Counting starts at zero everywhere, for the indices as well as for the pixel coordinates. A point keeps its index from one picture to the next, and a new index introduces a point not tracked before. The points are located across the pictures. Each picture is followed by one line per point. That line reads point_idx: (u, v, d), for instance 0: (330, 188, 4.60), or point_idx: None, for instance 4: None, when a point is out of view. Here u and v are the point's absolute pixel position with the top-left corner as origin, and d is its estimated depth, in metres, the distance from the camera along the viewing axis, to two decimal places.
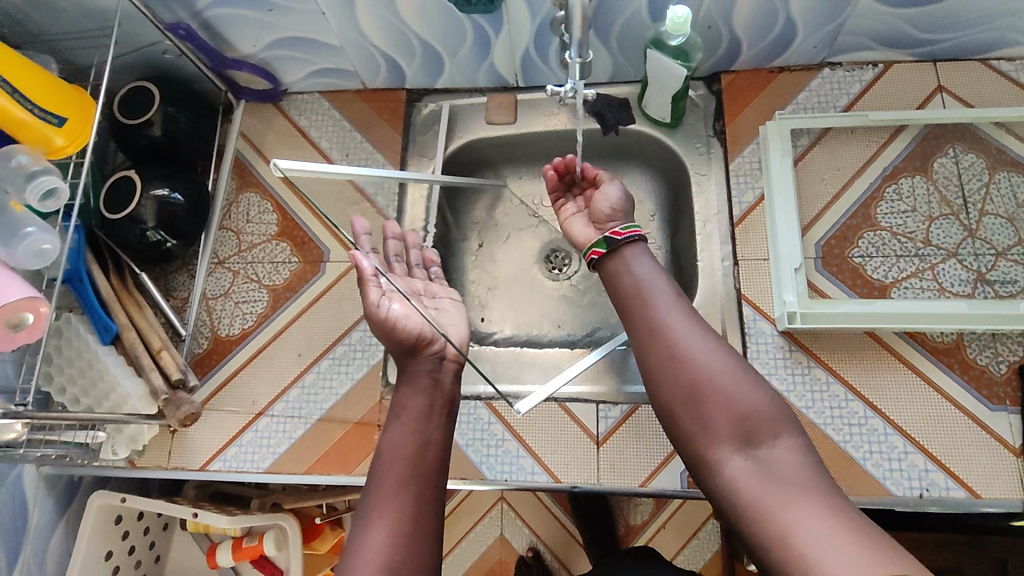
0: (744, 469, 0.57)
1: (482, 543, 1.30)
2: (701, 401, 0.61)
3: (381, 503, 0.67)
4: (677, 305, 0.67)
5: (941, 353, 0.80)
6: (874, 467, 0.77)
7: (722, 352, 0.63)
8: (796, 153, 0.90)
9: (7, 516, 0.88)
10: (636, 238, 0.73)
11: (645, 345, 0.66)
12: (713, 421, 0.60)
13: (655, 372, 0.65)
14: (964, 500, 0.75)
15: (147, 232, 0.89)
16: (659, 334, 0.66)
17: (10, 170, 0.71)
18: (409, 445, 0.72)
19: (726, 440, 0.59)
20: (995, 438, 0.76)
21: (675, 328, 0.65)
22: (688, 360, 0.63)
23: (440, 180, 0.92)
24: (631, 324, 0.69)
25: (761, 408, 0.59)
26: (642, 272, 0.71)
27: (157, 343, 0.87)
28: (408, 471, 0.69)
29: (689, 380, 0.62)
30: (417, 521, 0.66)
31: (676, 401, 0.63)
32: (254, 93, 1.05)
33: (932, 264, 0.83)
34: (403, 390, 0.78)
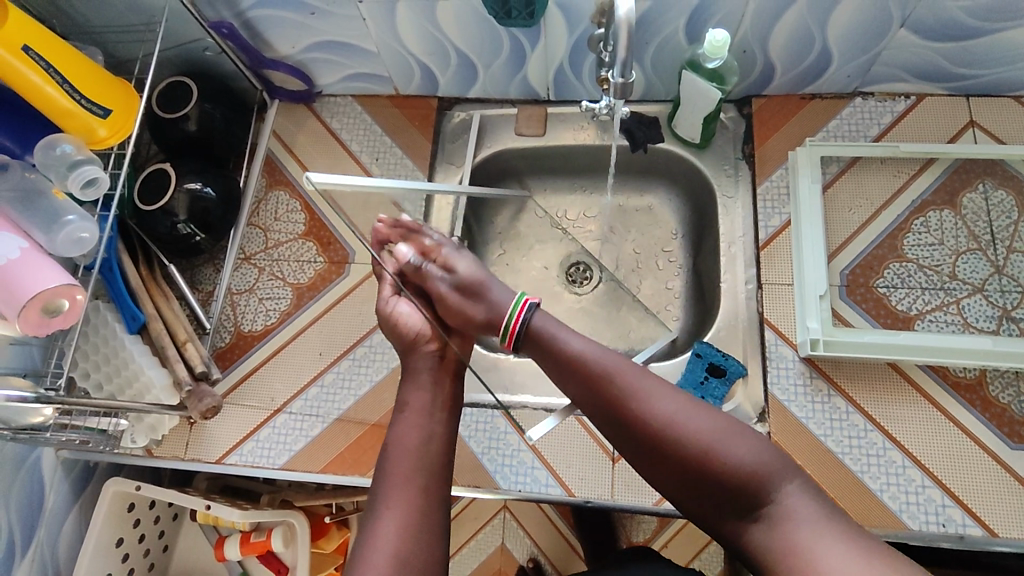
0: (761, 529, 0.59)
1: (483, 551, 1.30)
2: (694, 478, 0.62)
3: (389, 495, 0.67)
4: (639, 376, 0.66)
5: (962, 388, 0.80)
6: (891, 499, 0.77)
7: (698, 416, 0.63)
8: (825, 181, 0.90)
9: (25, 497, 0.89)
10: (527, 317, 0.74)
11: (620, 428, 0.66)
12: (714, 496, 0.61)
13: (643, 448, 0.64)
14: (982, 538, 0.74)
15: (178, 224, 0.90)
16: (629, 418, 0.64)
17: (55, 158, 0.72)
18: (414, 437, 0.72)
19: (729, 508, 0.61)
20: (1014, 477, 0.76)
21: (645, 409, 0.64)
22: (667, 442, 0.62)
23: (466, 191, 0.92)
24: (598, 406, 0.68)
25: (751, 467, 0.60)
26: (579, 349, 0.70)
27: (183, 334, 0.89)
28: (415, 462, 0.70)
29: (676, 460, 0.62)
30: (424, 513, 0.66)
31: (670, 476, 0.63)
32: (288, 93, 1.06)
33: (958, 298, 0.83)
34: (406, 388, 0.77)
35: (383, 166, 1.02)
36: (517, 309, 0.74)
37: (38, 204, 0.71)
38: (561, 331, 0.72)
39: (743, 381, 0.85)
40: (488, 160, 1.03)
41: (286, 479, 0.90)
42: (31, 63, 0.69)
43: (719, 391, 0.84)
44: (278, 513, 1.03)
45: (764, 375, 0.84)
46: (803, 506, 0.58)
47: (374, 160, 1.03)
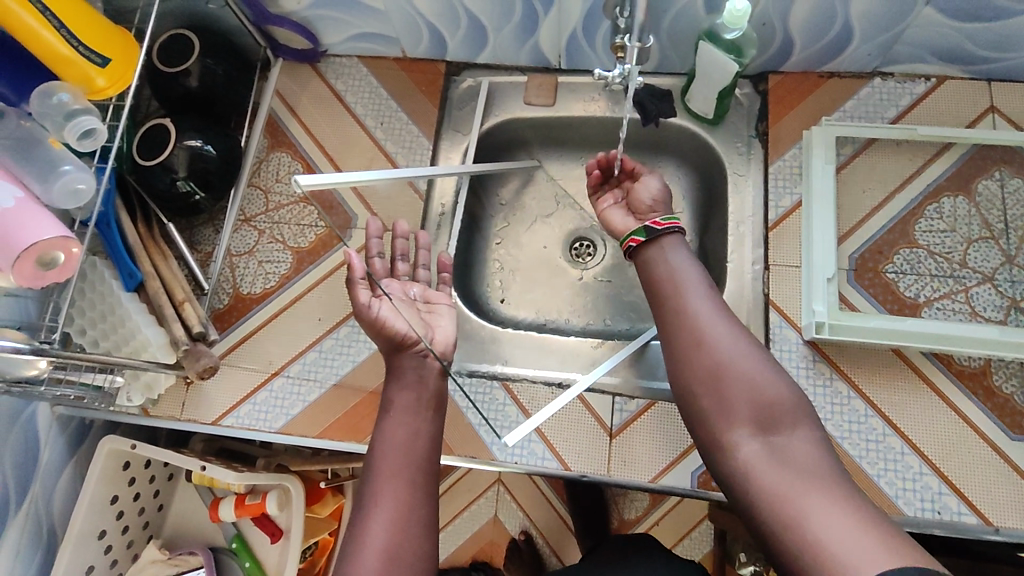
0: (758, 450, 0.61)
1: (477, 522, 1.31)
2: (722, 388, 0.65)
3: (377, 491, 0.67)
4: (708, 294, 0.72)
5: (966, 377, 0.79)
6: (888, 485, 0.77)
7: (746, 344, 0.67)
8: (839, 161, 0.88)
9: (21, 449, 0.89)
10: (674, 229, 0.78)
11: (671, 333, 0.71)
12: (733, 407, 0.64)
13: (681, 352, 0.69)
14: (976, 527, 0.74)
15: (178, 181, 0.89)
16: (687, 321, 0.70)
17: (51, 106, 0.70)
18: (402, 435, 0.72)
19: (742, 422, 0.63)
20: (1012, 468, 0.76)
21: (703, 316, 0.69)
22: (711, 346, 0.67)
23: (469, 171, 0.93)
24: (660, 306, 0.73)
25: (782, 396, 0.64)
26: (677, 261, 0.75)
27: (180, 294, 0.87)
28: (403, 461, 0.70)
29: (716, 367, 0.66)
30: (414, 508, 0.67)
31: (697, 381, 0.67)
32: (293, 52, 1.03)
33: (967, 287, 0.82)
34: (391, 387, 0.77)
35: (387, 131, 1.00)
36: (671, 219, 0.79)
37: (35, 153, 0.69)
38: (679, 251, 0.76)
39: None
40: (496, 129, 1.02)
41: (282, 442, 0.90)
42: (27, 5, 0.66)
43: None
44: (275, 477, 1.04)
45: None
46: (809, 448, 0.61)
47: (379, 124, 1.01)
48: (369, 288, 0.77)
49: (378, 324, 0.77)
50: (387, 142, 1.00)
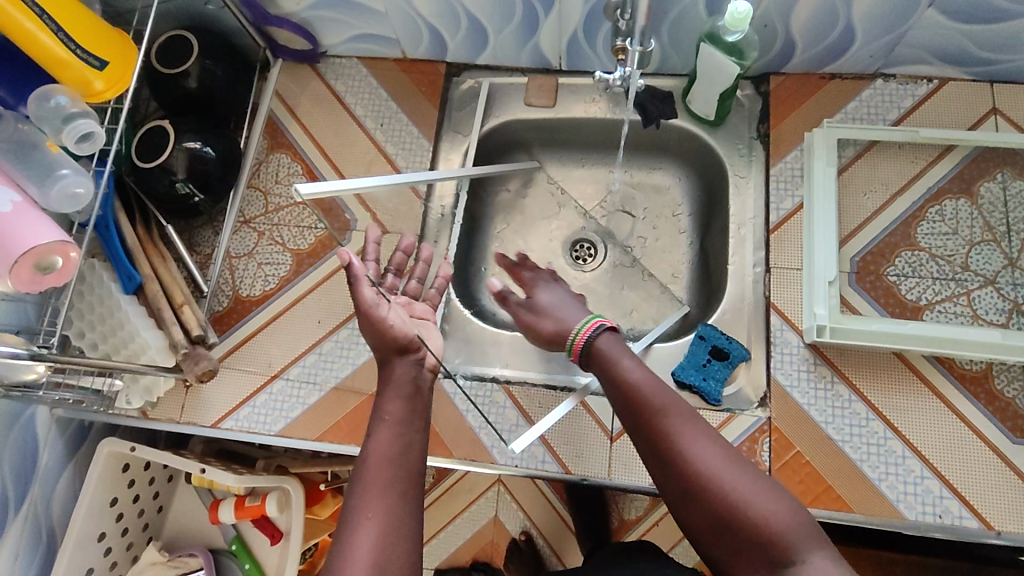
0: None
1: (477, 522, 1.32)
2: (728, 529, 0.60)
3: (365, 504, 0.65)
4: (674, 409, 0.67)
5: (968, 380, 0.79)
6: (889, 489, 0.77)
7: (732, 466, 0.63)
8: (841, 164, 0.88)
9: (20, 452, 0.89)
10: (590, 340, 0.76)
11: (658, 469, 0.66)
12: (744, 550, 0.59)
13: (676, 496, 0.64)
14: (977, 530, 0.74)
15: (177, 184, 0.89)
16: (668, 455, 0.65)
17: (48, 110, 0.69)
18: (391, 446, 0.69)
19: (758, 562, 0.59)
20: (1014, 472, 0.75)
21: (681, 443, 0.64)
22: (703, 483, 0.62)
23: (469, 175, 0.94)
24: (642, 441, 0.68)
25: (783, 521, 0.59)
26: (633, 375, 0.71)
27: (180, 298, 0.87)
28: (393, 472, 0.67)
29: (712, 508, 0.61)
30: (403, 519, 0.65)
31: (700, 526, 0.62)
32: (292, 53, 1.03)
33: (969, 290, 0.81)
34: (386, 394, 0.74)
35: (387, 132, 1.00)
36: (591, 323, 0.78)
37: (31, 157, 0.68)
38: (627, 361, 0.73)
39: (745, 365, 0.84)
40: (496, 130, 1.01)
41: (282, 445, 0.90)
42: (24, 8, 0.65)
43: (720, 374, 0.84)
44: (275, 479, 1.04)
45: (768, 360, 0.83)
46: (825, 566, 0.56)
47: (378, 125, 1.00)
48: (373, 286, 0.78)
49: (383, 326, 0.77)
50: (387, 143, 0.99)
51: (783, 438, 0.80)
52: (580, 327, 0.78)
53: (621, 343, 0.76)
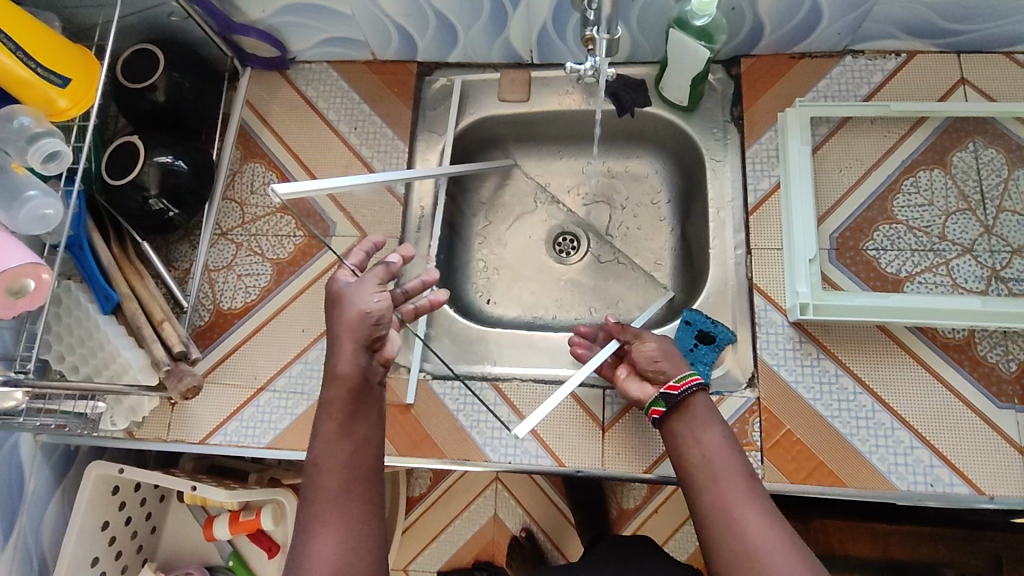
0: None
1: (477, 520, 1.31)
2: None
3: (317, 516, 0.64)
4: (748, 489, 0.67)
5: (951, 349, 0.80)
6: (879, 461, 0.77)
7: (798, 555, 0.61)
8: (816, 142, 0.88)
9: (5, 482, 0.88)
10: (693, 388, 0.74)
11: (713, 538, 0.65)
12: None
13: (725, 563, 0.63)
14: (968, 496, 0.75)
15: (150, 200, 0.87)
16: (735, 525, 0.64)
17: (12, 132, 0.67)
18: (344, 455, 0.68)
19: None
20: (1000, 436, 0.76)
21: (748, 515, 0.64)
22: (767, 563, 0.60)
23: (445, 173, 0.93)
24: (700, 498, 0.68)
25: None
26: (710, 441, 0.72)
27: (159, 314, 0.84)
28: (344, 478, 0.66)
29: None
30: (359, 524, 0.64)
31: None
32: (261, 61, 1.02)
33: (947, 259, 0.82)
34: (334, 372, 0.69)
35: (362, 136, 0.99)
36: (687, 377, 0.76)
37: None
38: (706, 421, 0.73)
39: (732, 347, 0.85)
40: (471, 127, 1.01)
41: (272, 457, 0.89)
42: None
43: (708, 357, 0.84)
44: (267, 493, 1.04)
45: (754, 341, 0.84)
46: None
47: (352, 129, 0.99)
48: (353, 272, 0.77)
49: (353, 321, 0.70)
50: (362, 147, 0.98)
51: (773, 417, 0.80)
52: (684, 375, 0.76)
53: (711, 409, 0.74)
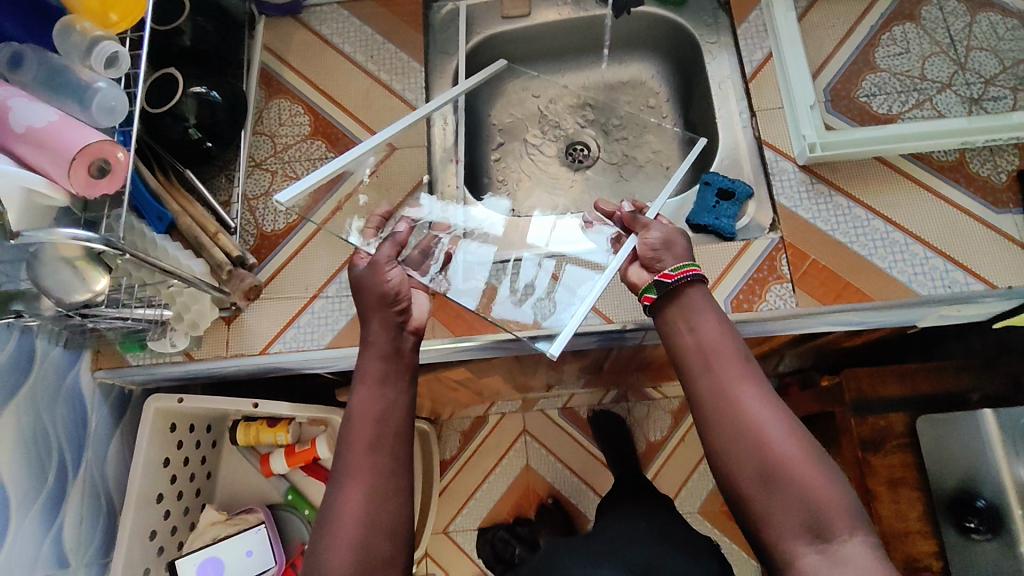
0: (816, 561, 0.66)
1: (511, 472, 1.77)
2: (775, 485, 0.69)
3: (350, 469, 0.72)
4: (747, 373, 0.75)
5: (947, 170, 0.88)
6: (900, 274, 0.84)
7: (791, 431, 0.71)
8: (799, 13, 0.97)
9: (69, 415, 0.89)
10: (685, 279, 0.80)
11: (717, 427, 0.74)
12: (783, 504, 0.68)
13: (729, 449, 0.73)
14: (983, 292, 0.82)
15: (189, 129, 0.90)
16: (732, 412, 0.73)
17: (75, 38, 0.71)
18: (376, 405, 0.75)
19: (797, 530, 0.67)
20: (1004, 237, 0.84)
21: (744, 401, 0.73)
22: (761, 442, 0.71)
23: (458, 94, 1.02)
24: (699, 390, 0.77)
25: (828, 494, 0.68)
26: (711, 333, 0.78)
27: (214, 227, 0.89)
28: (374, 432, 0.74)
29: (767, 465, 0.70)
30: (389, 474, 0.72)
31: (748, 480, 0.71)
32: (275, 6, 1.07)
33: (931, 96, 0.91)
34: (368, 349, 0.79)
35: (379, 62, 1.05)
36: (683, 268, 0.81)
37: (65, 78, 0.70)
38: (705, 311, 0.79)
39: (751, 199, 0.92)
40: (480, 46, 1.09)
41: (332, 359, 0.92)
42: None
43: (731, 211, 0.91)
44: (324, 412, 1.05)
45: (770, 189, 0.90)
46: (858, 555, 0.65)
47: (369, 58, 1.05)
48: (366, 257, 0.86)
49: (373, 303, 0.81)
50: (381, 73, 1.04)
51: (798, 251, 0.87)
52: (680, 265, 0.81)
53: (706, 297, 0.80)
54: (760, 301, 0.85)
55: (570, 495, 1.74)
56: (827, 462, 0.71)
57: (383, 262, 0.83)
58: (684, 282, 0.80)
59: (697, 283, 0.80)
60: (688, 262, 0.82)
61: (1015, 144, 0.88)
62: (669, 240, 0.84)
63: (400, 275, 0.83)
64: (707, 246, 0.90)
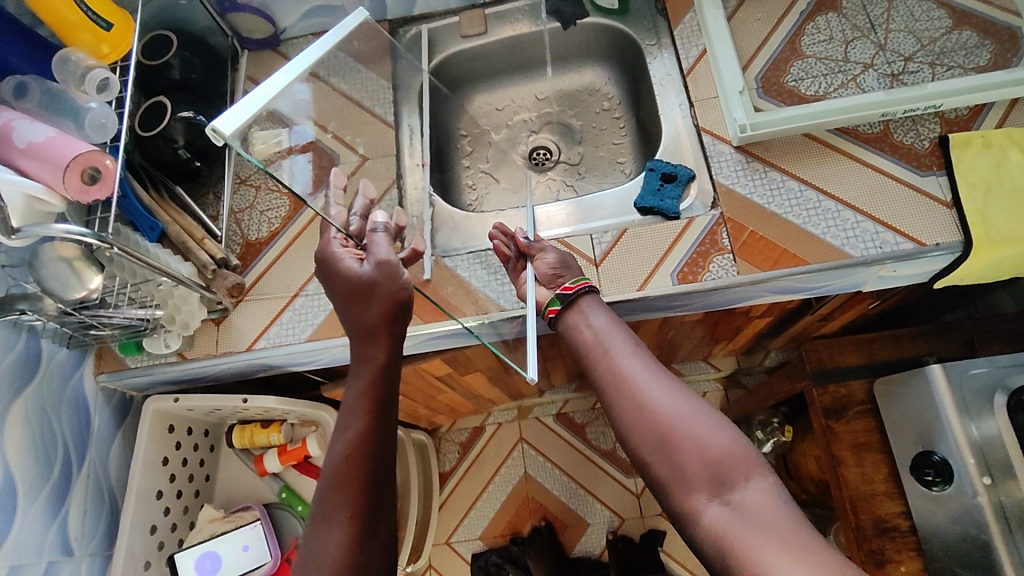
0: (718, 511, 0.63)
1: (509, 483, 1.77)
2: (669, 445, 0.67)
3: (328, 508, 0.71)
4: (636, 351, 0.76)
5: (873, 141, 0.94)
6: (834, 238, 0.90)
7: (680, 394, 0.71)
8: (728, 12, 1.06)
9: (74, 417, 0.96)
10: (585, 289, 0.84)
11: (613, 404, 0.72)
12: (684, 464, 0.66)
13: (625, 421, 0.70)
14: (914, 250, 0.87)
15: (179, 150, 1.00)
16: (624, 386, 0.72)
17: (71, 66, 0.82)
18: (366, 445, 0.74)
19: (700, 486, 0.65)
20: (930, 198, 0.90)
21: (636, 375, 0.72)
22: (653, 409, 0.69)
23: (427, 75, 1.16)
24: (594, 375, 0.76)
25: (726, 445, 0.66)
26: (601, 323, 0.80)
27: (200, 233, 0.98)
28: (359, 472, 0.73)
29: (660, 429, 0.68)
30: (370, 516, 0.71)
31: (647, 449, 0.68)
32: (256, 42, 1.19)
33: (855, 75, 0.98)
34: (356, 373, 0.78)
35: None
36: (581, 281, 0.85)
37: (63, 101, 0.81)
38: (597, 305, 0.83)
39: (693, 180, 0.99)
40: (442, 64, 1.19)
41: (313, 352, 0.97)
42: None
43: (674, 193, 0.98)
44: (310, 409, 1.11)
45: (709, 169, 0.97)
46: (758, 497, 0.62)
47: None
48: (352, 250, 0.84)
49: (382, 309, 0.79)
50: None
51: (737, 224, 0.93)
52: (576, 280, 0.86)
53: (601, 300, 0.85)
54: (704, 272, 0.91)
55: (570, 501, 1.73)
56: (726, 421, 0.70)
57: (386, 256, 0.82)
58: (582, 294, 0.84)
59: (594, 295, 0.85)
60: (583, 278, 0.87)
61: (936, 114, 0.95)
62: (565, 261, 0.90)
63: (405, 275, 0.84)
64: (654, 225, 0.96)
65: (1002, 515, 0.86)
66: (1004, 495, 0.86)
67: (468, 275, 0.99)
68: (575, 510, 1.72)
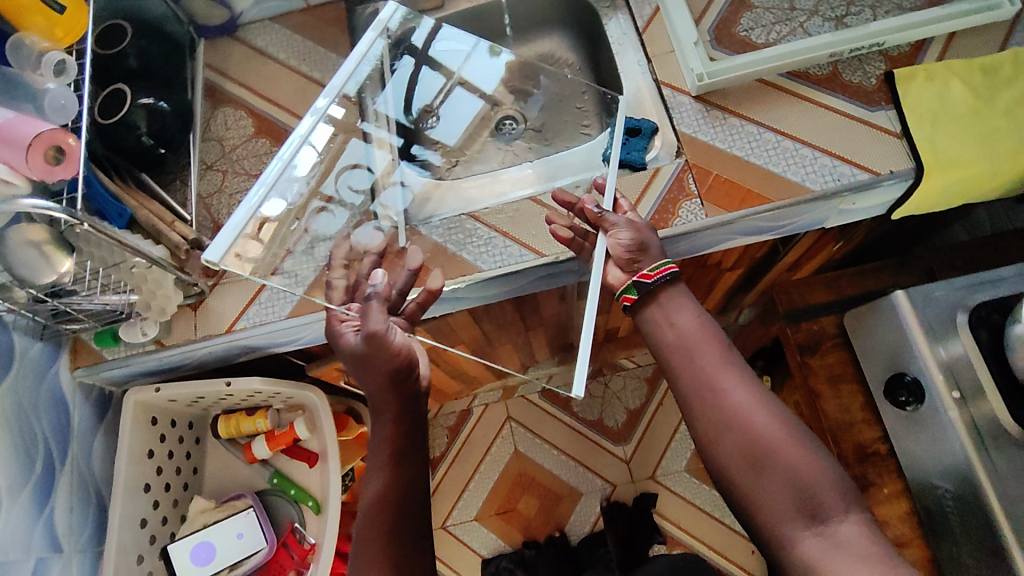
0: (812, 541, 0.68)
1: (501, 461, 1.78)
2: (764, 466, 0.72)
3: (366, 548, 0.79)
4: (728, 363, 0.79)
5: (823, 82, 0.98)
6: (794, 175, 0.93)
7: (770, 412, 0.75)
8: None
9: (54, 413, 0.94)
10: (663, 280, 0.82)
11: (703, 414, 0.76)
12: (774, 489, 0.71)
13: (714, 434, 0.75)
14: (870, 180, 0.91)
15: (142, 137, 0.99)
16: (718, 400, 0.76)
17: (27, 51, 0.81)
18: (394, 490, 0.82)
19: (794, 515, 0.70)
20: (881, 131, 0.93)
21: (729, 391, 0.76)
22: (749, 424, 0.74)
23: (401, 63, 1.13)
24: (681, 380, 0.79)
25: (819, 473, 0.71)
26: (687, 326, 0.81)
27: (170, 216, 0.97)
28: (393, 515, 0.80)
29: (753, 445, 0.73)
30: (402, 551, 0.79)
31: (738, 466, 0.73)
32: (214, 28, 1.19)
33: (802, 22, 1.02)
34: (380, 423, 0.88)
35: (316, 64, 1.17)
36: (662, 267, 0.83)
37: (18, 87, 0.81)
38: (684, 306, 0.83)
39: (655, 133, 1.02)
40: None
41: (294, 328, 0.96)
42: None
43: (640, 145, 1.00)
44: (296, 391, 1.09)
45: (671, 120, 1.00)
46: (855, 536, 0.68)
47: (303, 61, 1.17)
48: (353, 326, 0.90)
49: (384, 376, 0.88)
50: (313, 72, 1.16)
51: (702, 169, 0.96)
52: (658, 265, 0.83)
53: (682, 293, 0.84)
54: (674, 218, 0.93)
55: (562, 473, 1.75)
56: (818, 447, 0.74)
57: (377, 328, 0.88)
58: (662, 281, 0.83)
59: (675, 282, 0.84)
60: (665, 261, 0.84)
61: (880, 52, 0.99)
62: (641, 240, 0.86)
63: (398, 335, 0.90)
64: (622, 177, 0.98)
65: (975, 431, 0.89)
66: (975, 412, 0.89)
67: (444, 239, 0.99)
68: (568, 482, 1.74)
